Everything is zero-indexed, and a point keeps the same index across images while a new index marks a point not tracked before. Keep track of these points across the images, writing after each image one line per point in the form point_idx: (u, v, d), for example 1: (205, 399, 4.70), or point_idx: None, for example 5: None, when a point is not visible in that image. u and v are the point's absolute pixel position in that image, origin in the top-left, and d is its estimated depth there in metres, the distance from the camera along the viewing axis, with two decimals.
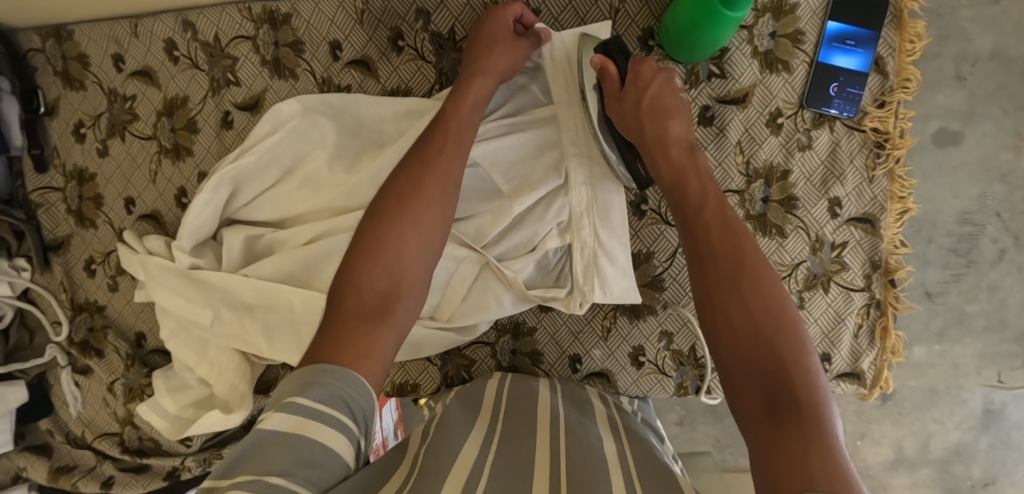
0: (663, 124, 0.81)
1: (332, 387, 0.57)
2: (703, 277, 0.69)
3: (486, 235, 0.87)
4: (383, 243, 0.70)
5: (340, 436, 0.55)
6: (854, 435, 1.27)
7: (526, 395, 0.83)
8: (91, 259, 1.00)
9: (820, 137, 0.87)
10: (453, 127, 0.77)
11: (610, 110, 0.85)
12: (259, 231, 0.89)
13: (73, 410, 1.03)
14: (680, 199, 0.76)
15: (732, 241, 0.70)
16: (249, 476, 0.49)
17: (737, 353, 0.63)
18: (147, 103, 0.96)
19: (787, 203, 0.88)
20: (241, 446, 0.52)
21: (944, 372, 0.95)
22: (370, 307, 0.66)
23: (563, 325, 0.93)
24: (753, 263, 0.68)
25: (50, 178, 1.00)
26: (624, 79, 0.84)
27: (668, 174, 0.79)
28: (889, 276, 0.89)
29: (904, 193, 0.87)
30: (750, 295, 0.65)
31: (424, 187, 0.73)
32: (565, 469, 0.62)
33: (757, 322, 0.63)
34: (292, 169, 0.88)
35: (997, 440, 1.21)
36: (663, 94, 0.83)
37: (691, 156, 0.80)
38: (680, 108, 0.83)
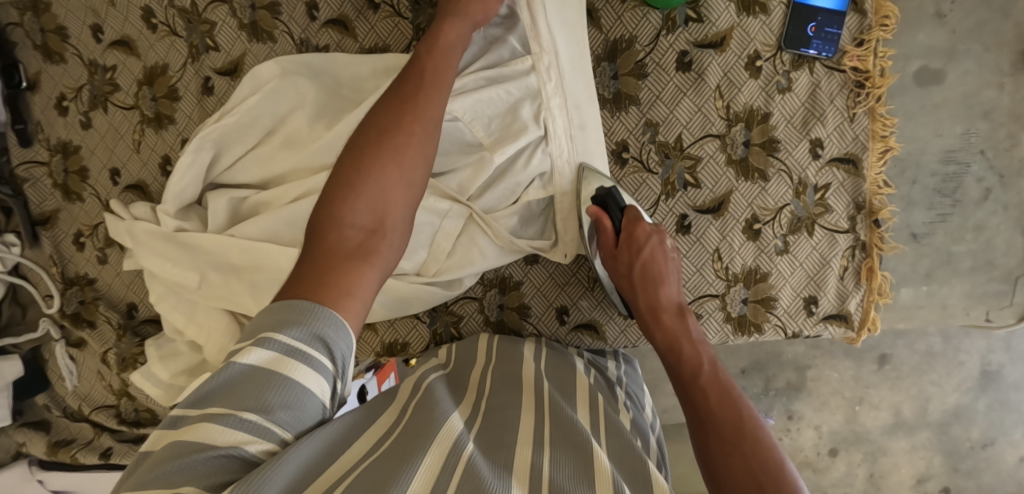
0: (655, 292, 0.84)
1: (312, 327, 0.57)
2: (702, 431, 0.72)
3: (469, 188, 0.87)
4: (364, 180, 0.69)
5: (317, 377, 0.55)
6: (853, 400, 1.30)
7: (513, 363, 0.83)
8: (79, 233, 1.00)
9: (801, 78, 0.87)
10: (429, 68, 0.76)
11: (604, 264, 0.89)
12: (243, 193, 0.89)
13: (69, 384, 1.04)
14: (676, 366, 0.80)
15: (730, 404, 0.73)
16: (222, 411, 0.50)
17: None
18: (128, 73, 0.96)
19: (769, 146, 0.88)
20: (215, 378, 0.52)
21: (931, 313, 0.94)
22: (353, 244, 0.66)
23: (550, 278, 0.94)
24: (751, 425, 0.71)
25: (34, 152, 1.00)
26: (617, 231, 0.88)
27: (662, 341, 0.82)
28: (873, 216, 0.89)
29: (887, 132, 0.87)
30: (750, 449, 0.69)
31: (405, 124, 0.72)
32: (549, 434, 0.64)
33: (763, 484, 0.65)
34: (274, 129, 0.89)
35: (995, 401, 1.26)
36: (656, 258, 0.85)
37: (683, 320, 0.83)
38: (670, 273, 0.85)
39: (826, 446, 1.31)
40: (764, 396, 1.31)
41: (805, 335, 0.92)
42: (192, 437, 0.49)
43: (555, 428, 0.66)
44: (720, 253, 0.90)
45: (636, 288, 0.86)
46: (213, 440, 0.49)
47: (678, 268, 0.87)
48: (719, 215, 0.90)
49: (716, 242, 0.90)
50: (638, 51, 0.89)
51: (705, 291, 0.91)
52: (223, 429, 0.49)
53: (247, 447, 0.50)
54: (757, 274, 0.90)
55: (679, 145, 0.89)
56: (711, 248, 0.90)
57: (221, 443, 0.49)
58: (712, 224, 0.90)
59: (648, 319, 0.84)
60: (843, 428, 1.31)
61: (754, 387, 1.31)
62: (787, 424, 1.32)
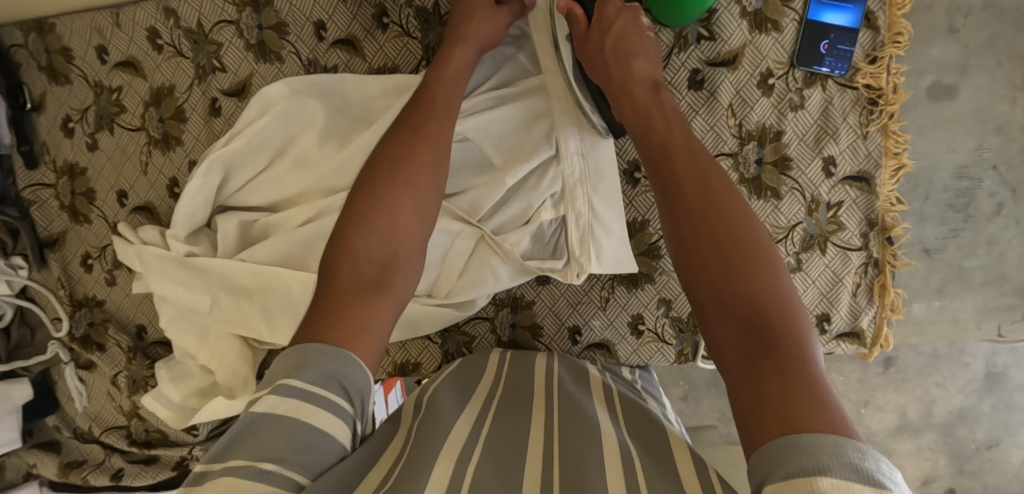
0: (628, 68, 0.81)
1: (328, 368, 0.57)
2: (670, 206, 0.69)
3: (480, 209, 0.87)
4: (377, 212, 0.69)
5: (335, 419, 0.55)
6: (858, 403, 1.32)
7: (525, 373, 0.82)
8: (87, 255, 1.00)
9: (813, 96, 0.87)
10: (439, 95, 0.76)
11: (579, 54, 0.85)
12: (253, 216, 0.89)
13: (79, 405, 1.03)
14: (646, 136, 0.75)
15: (700, 173, 0.69)
16: (242, 462, 0.49)
17: (709, 287, 0.62)
18: (134, 94, 0.95)
19: (781, 164, 0.88)
20: (235, 430, 0.52)
21: (944, 327, 0.94)
22: (367, 279, 0.66)
23: (562, 297, 0.93)
24: (721, 189, 0.67)
25: (41, 174, 1.00)
26: (590, 22, 0.85)
27: (631, 115, 0.78)
28: (886, 233, 0.89)
29: (899, 149, 0.87)
30: (717, 219, 0.65)
31: (416, 153, 0.72)
32: (561, 437, 0.64)
33: (732, 256, 0.62)
34: (283, 150, 0.89)
35: (1000, 402, 1.26)
36: (628, 36, 0.83)
37: (655, 94, 0.79)
38: (645, 51, 0.83)
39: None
40: None
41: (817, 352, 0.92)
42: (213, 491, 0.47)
43: (564, 419, 0.68)
44: None
45: (609, 68, 0.82)
46: (233, 492, 0.47)
47: (654, 47, 0.84)
48: None
49: None
50: None
51: None
52: (242, 480, 0.48)
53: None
54: None
55: None
56: None
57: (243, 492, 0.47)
58: None
59: (619, 95, 0.81)
60: None
61: None
62: None
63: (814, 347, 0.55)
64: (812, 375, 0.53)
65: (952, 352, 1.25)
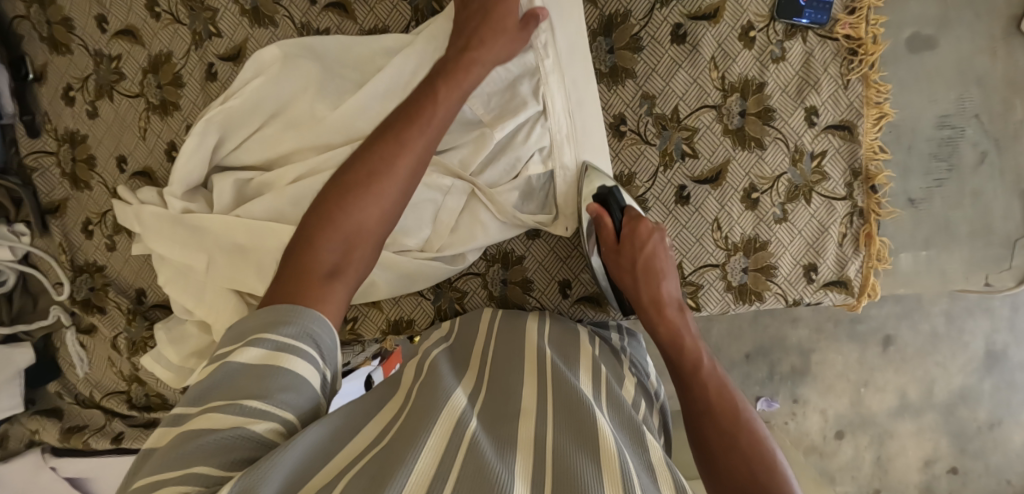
0: (658, 286, 0.85)
1: (302, 325, 0.62)
2: (698, 417, 0.74)
3: (471, 164, 0.88)
4: (340, 210, 0.72)
5: (309, 366, 0.61)
6: (860, 383, 1.57)
7: (516, 333, 0.84)
8: (88, 221, 1.02)
9: (794, 47, 0.88)
10: (447, 84, 0.78)
11: (607, 260, 0.89)
12: (248, 175, 0.91)
13: (80, 371, 1.05)
14: (677, 361, 0.80)
15: (728, 401, 0.74)
16: (223, 402, 0.56)
17: (727, 474, 0.67)
18: (132, 62, 0.98)
19: (765, 115, 0.89)
20: (215, 377, 0.58)
21: (931, 279, 0.94)
22: (330, 267, 0.70)
23: (551, 252, 0.95)
24: (746, 420, 0.72)
25: (43, 142, 1.02)
26: (619, 232, 0.89)
27: (664, 334, 0.83)
28: (870, 182, 0.90)
29: (881, 98, 0.89)
30: (743, 435, 0.70)
31: (405, 151, 0.75)
32: (551, 414, 0.64)
33: (748, 459, 0.68)
34: (277, 113, 0.90)
35: (1000, 381, 1.55)
36: (657, 255, 0.86)
37: (684, 317, 0.84)
38: (671, 271, 0.87)
39: (833, 430, 1.58)
40: (769, 380, 1.57)
41: (806, 302, 0.93)
42: (201, 425, 0.54)
43: (557, 395, 0.67)
44: (720, 223, 0.92)
45: (638, 280, 0.86)
46: (214, 425, 0.53)
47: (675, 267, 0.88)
48: (717, 185, 0.91)
49: (715, 212, 0.91)
50: (633, 25, 0.90)
51: (705, 261, 0.92)
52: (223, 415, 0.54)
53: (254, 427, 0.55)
54: (756, 243, 0.92)
55: (676, 117, 0.90)
56: (711, 218, 0.91)
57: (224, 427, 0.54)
58: (711, 194, 0.91)
59: (649, 311, 0.84)
60: (850, 412, 1.58)
61: (760, 372, 1.57)
62: (793, 408, 1.59)
63: None
64: None
65: (951, 332, 1.54)
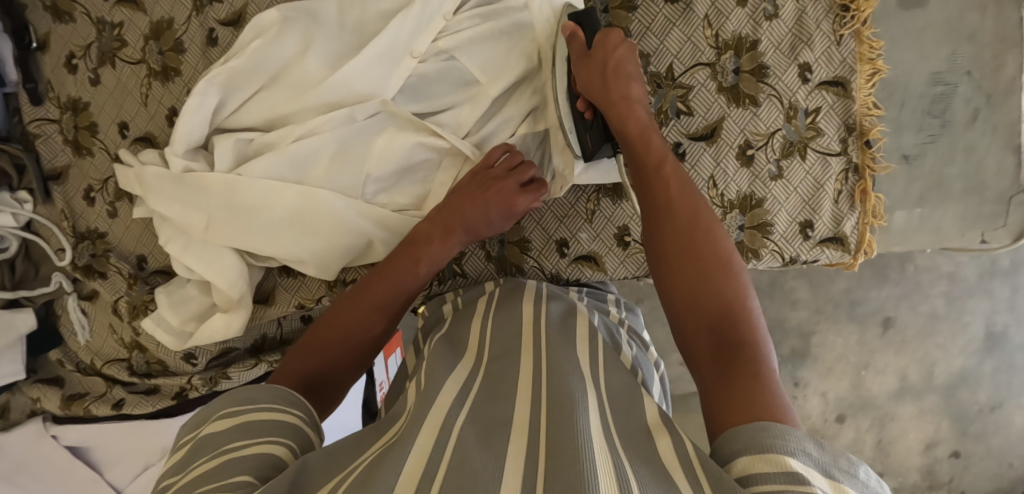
0: (626, 85, 0.83)
1: (273, 396, 0.67)
2: (661, 237, 0.73)
3: (466, 123, 0.91)
4: (335, 327, 0.78)
5: (283, 419, 0.64)
6: (860, 366, 1.57)
7: (513, 308, 0.83)
8: (90, 188, 1.03)
9: (787, 4, 0.89)
10: (448, 212, 0.85)
11: (576, 67, 0.86)
12: (249, 136, 0.92)
13: (81, 339, 1.06)
14: (641, 158, 0.80)
15: (693, 217, 0.73)
16: (205, 459, 0.57)
17: (687, 290, 0.68)
18: (134, 29, 0.99)
19: (758, 72, 0.90)
20: (193, 453, 0.60)
21: (926, 236, 0.96)
22: (320, 343, 0.77)
23: (549, 212, 0.95)
24: (709, 228, 0.72)
25: (45, 109, 1.03)
26: (590, 44, 0.86)
27: (630, 127, 0.82)
28: (864, 138, 0.91)
29: (874, 55, 0.89)
30: (705, 245, 0.70)
31: (394, 266, 0.82)
32: (547, 388, 0.63)
33: (706, 267, 0.68)
34: (277, 74, 0.92)
35: (1002, 363, 1.56)
36: (626, 60, 0.85)
37: (650, 117, 0.83)
38: (640, 76, 0.85)
39: (834, 414, 1.59)
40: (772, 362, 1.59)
41: (803, 260, 0.94)
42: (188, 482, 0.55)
43: (552, 367, 0.66)
44: (715, 180, 0.92)
45: (607, 81, 0.83)
46: (200, 474, 0.55)
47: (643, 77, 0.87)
48: (713, 142, 0.92)
49: (710, 169, 0.92)
50: None
51: None
52: (209, 465, 0.56)
53: (238, 460, 0.56)
54: (752, 200, 0.92)
55: (671, 75, 0.91)
56: (706, 175, 0.92)
57: (215, 469, 0.55)
58: (706, 151, 0.92)
59: (617, 108, 0.82)
60: (850, 394, 1.58)
61: None
62: (794, 392, 1.59)
63: (760, 325, 0.63)
64: (756, 345, 0.61)
65: (951, 313, 1.54)
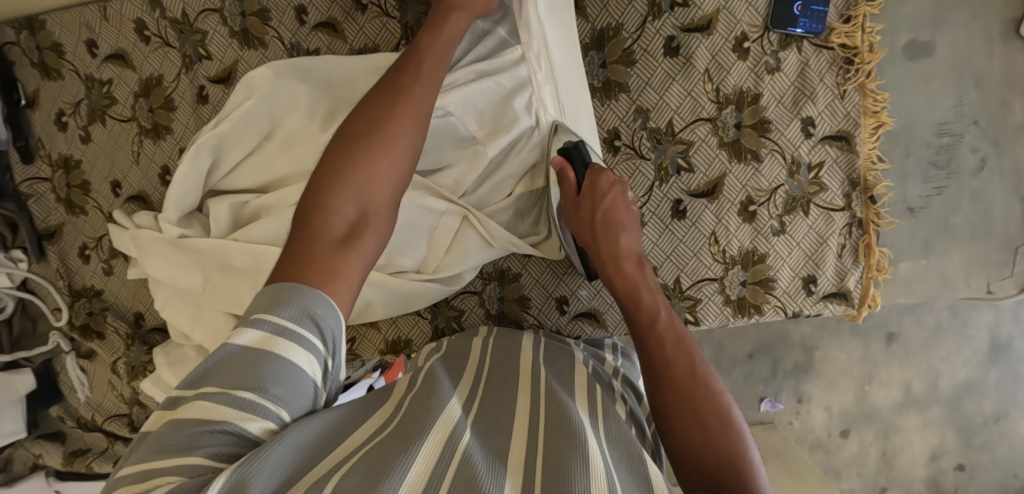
0: (616, 241, 0.83)
1: (304, 305, 0.59)
2: (660, 389, 0.70)
3: (464, 185, 0.88)
4: (354, 167, 0.70)
5: (308, 355, 0.58)
6: (863, 379, 1.51)
7: (511, 353, 0.82)
8: (84, 246, 1.02)
9: (789, 57, 0.87)
10: (426, 61, 0.78)
11: (566, 212, 0.86)
12: (242, 198, 0.90)
13: (82, 395, 1.05)
14: (634, 308, 0.79)
15: (689, 360, 0.71)
16: (215, 389, 0.54)
17: (686, 438, 0.65)
18: (124, 86, 0.97)
19: (760, 127, 0.88)
20: (212, 358, 0.56)
21: (932, 284, 0.92)
22: (340, 232, 0.66)
23: (549, 269, 0.95)
24: (705, 375, 0.70)
25: (37, 168, 1.02)
26: (579, 185, 0.85)
27: (622, 289, 0.81)
28: (869, 192, 0.89)
29: (878, 107, 0.87)
30: (702, 392, 0.68)
31: (397, 111, 0.74)
32: (544, 432, 0.61)
33: (701, 412, 0.67)
34: (268, 133, 0.89)
35: (1005, 374, 1.49)
36: (617, 208, 0.85)
37: (642, 271, 0.82)
38: (631, 223, 0.85)
39: (837, 428, 1.54)
40: (772, 378, 1.52)
41: (805, 314, 0.92)
42: (190, 413, 0.52)
43: (550, 409, 0.66)
44: (717, 236, 0.91)
45: (596, 235, 0.84)
46: (206, 418, 0.52)
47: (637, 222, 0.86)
48: (714, 199, 0.90)
49: (712, 226, 0.90)
50: (625, 38, 0.89)
51: (703, 275, 0.91)
52: (219, 406, 0.53)
53: (247, 425, 0.53)
54: (755, 256, 0.91)
55: (671, 131, 0.89)
56: (708, 232, 0.91)
57: (223, 422, 0.52)
58: (707, 208, 0.90)
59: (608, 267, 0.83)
60: (855, 408, 1.52)
61: (763, 370, 1.51)
62: (798, 407, 1.53)
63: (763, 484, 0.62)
64: None
65: (955, 324, 1.48)
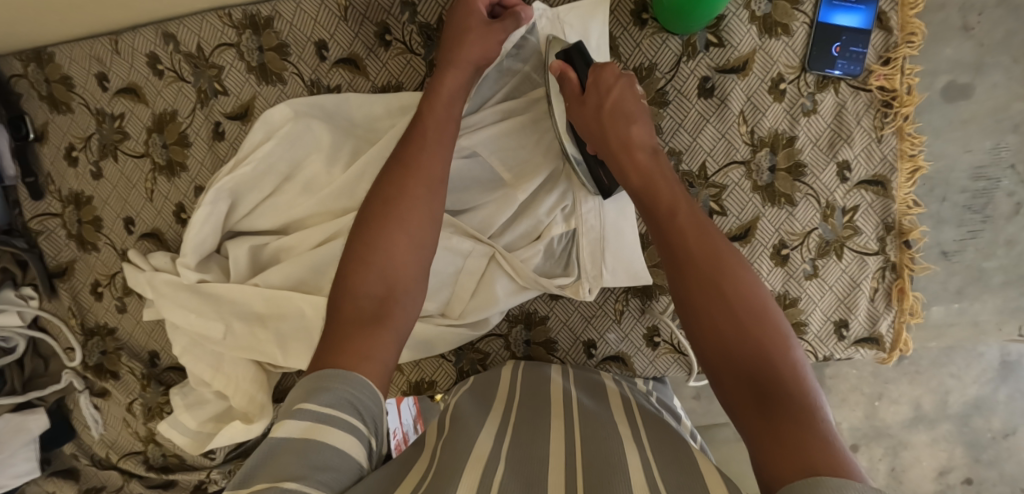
0: (626, 129, 0.76)
1: (340, 391, 0.57)
2: (682, 289, 0.63)
3: (491, 226, 0.86)
4: (375, 248, 0.69)
5: (350, 438, 0.55)
6: (871, 396, 1.24)
7: (540, 382, 0.80)
8: (97, 283, 0.99)
9: (826, 99, 0.85)
10: (430, 123, 0.75)
11: (571, 113, 0.80)
12: (263, 240, 0.88)
13: (95, 433, 1.03)
14: (651, 203, 0.70)
15: (711, 251, 0.64)
16: (264, 484, 0.49)
17: (717, 341, 0.59)
18: (136, 121, 0.94)
19: (795, 170, 0.86)
20: (257, 457, 0.51)
21: (964, 330, 0.93)
22: (368, 313, 0.65)
23: (575, 311, 0.93)
24: (733, 264, 0.63)
25: (47, 204, 0.99)
26: (584, 84, 0.80)
27: (635, 181, 0.73)
28: (903, 237, 0.87)
29: (915, 151, 0.85)
30: (728, 283, 0.61)
31: (408, 188, 0.72)
32: (582, 458, 0.59)
33: (731, 305, 0.60)
34: (291, 175, 0.87)
35: (1016, 391, 1.19)
36: (625, 98, 0.78)
37: (656, 160, 0.74)
38: (642, 114, 0.77)
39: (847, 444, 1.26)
40: None
41: (836, 358, 0.91)
42: None
43: (586, 434, 0.64)
44: None
45: (604, 127, 0.77)
46: None
47: (649, 114, 0.79)
48: (746, 242, 0.88)
49: None
50: (658, 79, 0.86)
51: None
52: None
53: None
54: (786, 299, 0.89)
55: (704, 174, 0.87)
56: None
57: None
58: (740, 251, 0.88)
59: (618, 159, 0.75)
60: (863, 424, 1.25)
61: None
62: None
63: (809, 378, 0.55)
64: (809, 406, 0.52)
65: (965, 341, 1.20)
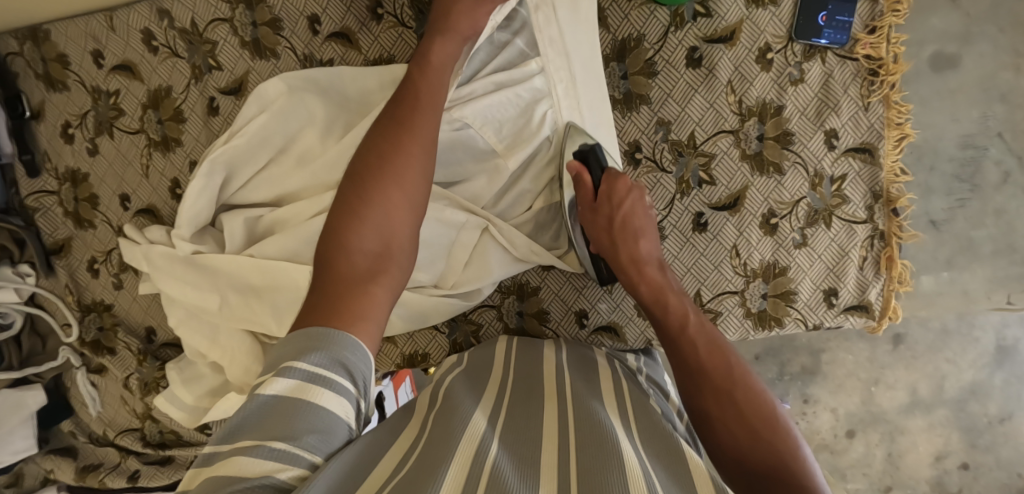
0: (636, 244, 0.82)
1: (332, 352, 0.57)
2: (691, 394, 0.69)
3: (484, 197, 0.86)
4: (371, 206, 0.69)
5: (339, 399, 0.55)
6: (869, 382, 1.24)
7: (533, 364, 0.80)
8: (93, 260, 1.00)
9: (813, 68, 0.86)
10: (423, 88, 0.76)
11: (582, 217, 0.86)
12: (258, 212, 0.88)
13: (93, 410, 1.04)
14: (662, 320, 0.77)
15: (720, 361, 0.70)
16: (250, 442, 0.50)
17: (723, 424, 0.65)
18: (132, 97, 0.95)
19: (784, 139, 0.87)
20: (244, 412, 0.53)
21: (953, 299, 0.92)
22: (363, 269, 0.66)
23: (567, 282, 0.94)
24: (741, 376, 0.69)
25: (43, 181, 1.00)
26: (596, 190, 0.85)
27: (645, 293, 0.79)
28: (891, 205, 0.88)
29: (903, 119, 0.86)
30: (737, 392, 0.67)
31: (404, 145, 0.73)
32: (574, 435, 0.59)
33: (738, 403, 0.66)
34: (285, 148, 0.87)
35: (1012, 376, 1.20)
36: (636, 213, 0.83)
37: (664, 275, 0.81)
38: (648, 230, 0.84)
39: (843, 429, 1.26)
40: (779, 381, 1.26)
41: (826, 327, 0.91)
42: (222, 470, 0.48)
43: (576, 415, 0.64)
44: (738, 249, 0.89)
45: (615, 241, 0.83)
46: (240, 469, 0.48)
47: (656, 230, 0.85)
48: (735, 212, 0.89)
49: (733, 239, 0.89)
50: (647, 49, 0.88)
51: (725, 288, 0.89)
52: (252, 457, 0.49)
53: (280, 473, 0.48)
54: (777, 269, 0.89)
55: (693, 143, 0.88)
56: (729, 244, 0.89)
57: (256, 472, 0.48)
58: (729, 221, 0.89)
59: (628, 272, 0.81)
60: (860, 409, 1.25)
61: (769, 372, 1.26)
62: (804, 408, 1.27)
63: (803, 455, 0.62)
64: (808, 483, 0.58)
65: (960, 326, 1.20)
